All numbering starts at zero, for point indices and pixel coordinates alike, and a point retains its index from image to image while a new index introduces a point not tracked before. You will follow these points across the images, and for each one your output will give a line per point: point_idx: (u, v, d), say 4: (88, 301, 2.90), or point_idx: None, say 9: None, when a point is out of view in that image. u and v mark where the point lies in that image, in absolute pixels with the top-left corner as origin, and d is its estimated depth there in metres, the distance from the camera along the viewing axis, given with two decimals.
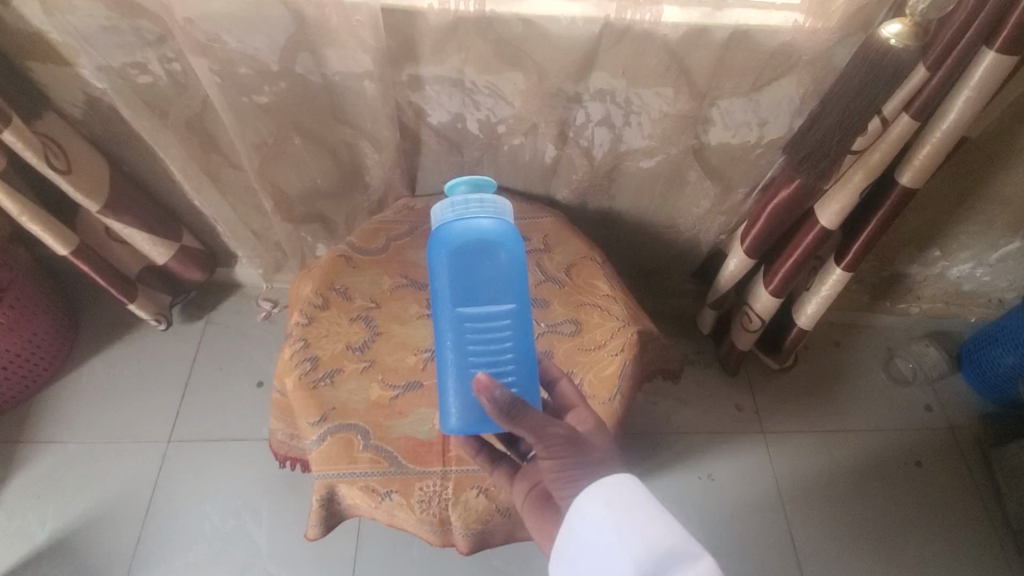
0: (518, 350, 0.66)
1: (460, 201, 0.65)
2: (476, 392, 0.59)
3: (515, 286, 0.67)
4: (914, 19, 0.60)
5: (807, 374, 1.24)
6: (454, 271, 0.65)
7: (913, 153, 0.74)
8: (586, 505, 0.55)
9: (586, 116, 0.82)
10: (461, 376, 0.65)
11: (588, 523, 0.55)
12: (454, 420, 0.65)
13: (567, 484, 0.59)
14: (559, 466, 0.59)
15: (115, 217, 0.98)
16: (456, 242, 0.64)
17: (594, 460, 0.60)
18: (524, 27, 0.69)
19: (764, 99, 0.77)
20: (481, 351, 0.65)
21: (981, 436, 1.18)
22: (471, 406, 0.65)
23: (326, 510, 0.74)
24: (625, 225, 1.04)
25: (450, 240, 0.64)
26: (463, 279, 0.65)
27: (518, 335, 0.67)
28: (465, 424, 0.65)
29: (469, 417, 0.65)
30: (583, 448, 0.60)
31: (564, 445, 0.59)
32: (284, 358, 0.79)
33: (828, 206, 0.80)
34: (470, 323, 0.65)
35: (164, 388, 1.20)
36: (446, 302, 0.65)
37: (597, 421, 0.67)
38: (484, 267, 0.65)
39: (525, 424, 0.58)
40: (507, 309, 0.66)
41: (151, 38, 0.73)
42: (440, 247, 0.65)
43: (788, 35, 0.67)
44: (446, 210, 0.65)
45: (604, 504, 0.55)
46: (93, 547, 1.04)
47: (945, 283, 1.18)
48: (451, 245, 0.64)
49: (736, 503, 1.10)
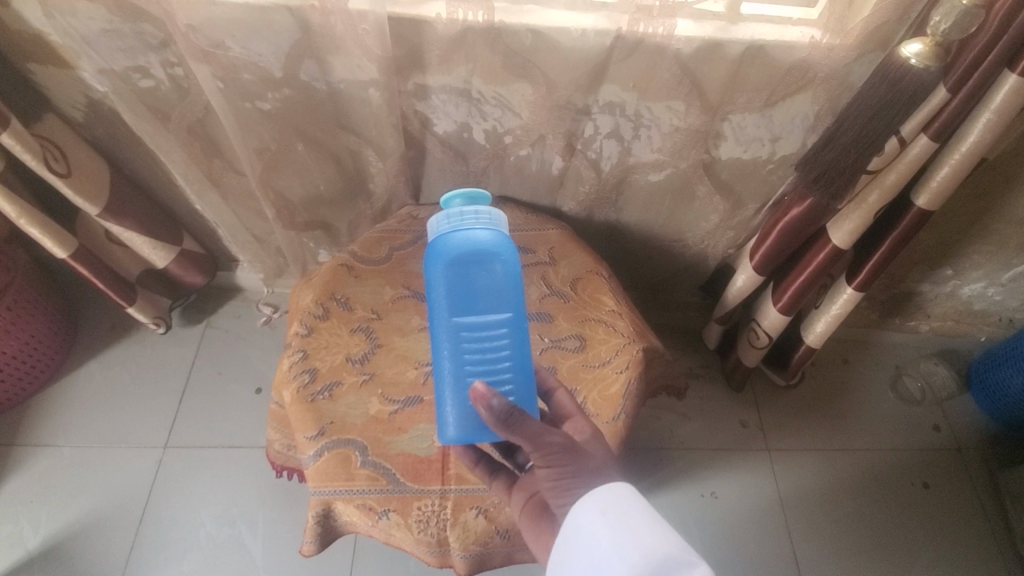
0: (516, 359, 0.64)
1: (455, 212, 0.64)
2: (473, 400, 0.56)
3: (511, 296, 0.65)
4: (936, 39, 0.57)
5: (813, 391, 1.22)
6: (450, 282, 0.63)
7: (930, 175, 0.73)
8: (582, 512, 0.54)
9: (594, 128, 0.80)
10: (458, 386, 0.63)
11: (585, 532, 0.54)
12: (449, 432, 0.63)
13: (564, 492, 0.57)
14: (556, 474, 0.57)
15: (115, 220, 0.97)
16: (452, 252, 0.63)
17: (592, 467, 0.58)
18: (534, 38, 0.67)
19: (777, 115, 0.75)
20: (478, 361, 0.63)
21: (989, 459, 1.16)
22: (468, 417, 0.62)
23: (322, 527, 0.72)
24: (632, 237, 1.02)
25: (447, 252, 0.63)
26: (460, 290, 0.63)
27: (515, 345, 0.65)
28: (463, 434, 0.63)
29: (467, 427, 0.62)
30: (581, 454, 0.58)
31: (561, 452, 0.57)
32: (282, 369, 0.77)
33: (841, 226, 0.79)
34: (468, 333, 0.64)
35: (161, 392, 1.18)
36: (442, 313, 0.63)
37: (595, 431, 0.65)
38: (482, 278, 0.64)
39: (522, 431, 0.55)
40: (504, 318, 0.65)
41: (153, 42, 0.72)
42: (437, 259, 0.64)
43: (805, 51, 0.65)
44: (441, 222, 0.64)
45: (600, 513, 0.53)
46: (85, 554, 1.03)
47: (956, 302, 1.15)
48: (448, 256, 0.63)
49: (738, 522, 1.08)
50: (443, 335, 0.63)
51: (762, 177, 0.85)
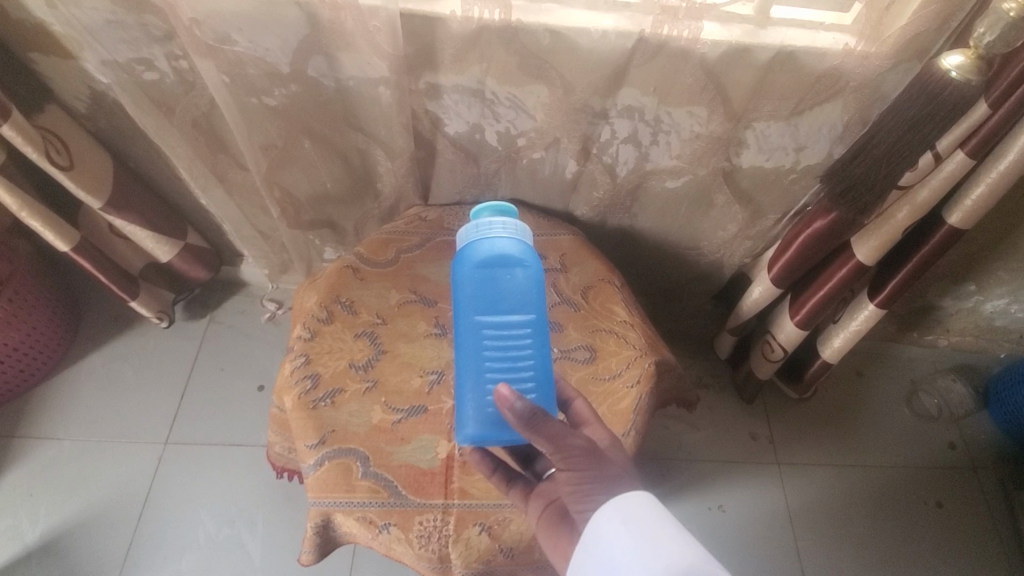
0: (539, 364, 0.61)
1: (484, 221, 0.63)
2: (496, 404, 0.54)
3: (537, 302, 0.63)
4: (977, 52, 0.55)
5: (826, 404, 1.19)
6: (475, 286, 0.61)
7: (964, 192, 0.69)
8: (601, 525, 0.52)
9: (611, 132, 0.77)
10: (478, 390, 0.60)
11: (604, 542, 0.51)
12: (468, 435, 0.59)
13: (585, 497, 0.55)
14: (577, 479, 0.55)
15: (118, 214, 0.95)
16: (480, 257, 0.61)
17: (613, 474, 0.55)
18: (551, 39, 0.64)
19: (804, 124, 0.72)
20: (501, 365, 0.60)
21: (1006, 480, 1.13)
22: (488, 421, 0.59)
23: (321, 537, 0.70)
24: (645, 244, 1.00)
25: (474, 257, 0.61)
26: (486, 294, 0.61)
27: (539, 350, 0.62)
28: (482, 436, 0.59)
29: (485, 427, 0.59)
30: (603, 459, 0.55)
31: (583, 457, 0.54)
32: (284, 374, 0.76)
33: (866, 241, 0.76)
34: (492, 339, 0.61)
35: (163, 388, 1.17)
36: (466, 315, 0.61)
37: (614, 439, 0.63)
38: (509, 284, 0.62)
39: (545, 432, 0.53)
40: (528, 322, 0.62)
41: (157, 35, 0.70)
42: (464, 264, 0.62)
43: (837, 59, 0.62)
44: (470, 230, 0.63)
45: (619, 522, 0.51)
46: (84, 550, 1.02)
47: (977, 317, 1.12)
48: (475, 261, 0.61)
49: (746, 537, 1.06)
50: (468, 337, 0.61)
51: (784, 186, 0.82)
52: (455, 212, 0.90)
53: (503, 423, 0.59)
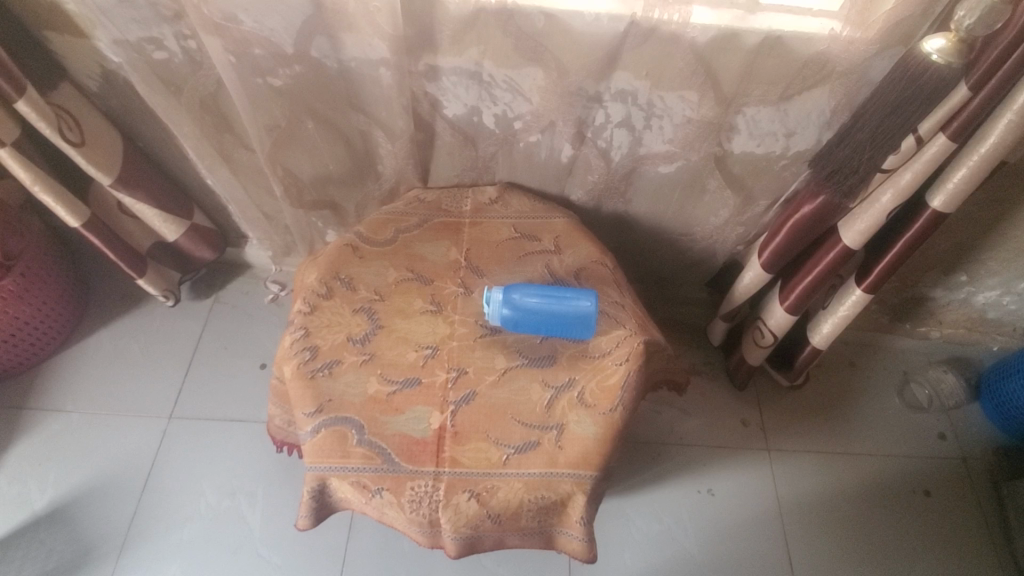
0: (574, 319, 0.76)
1: (498, 300, 0.76)
2: (586, 324, 0.76)
3: (559, 318, 0.77)
4: (959, 35, 0.57)
5: (818, 393, 1.21)
6: (530, 305, 0.76)
7: (947, 176, 0.71)
8: None
9: (606, 116, 0.79)
10: (547, 328, 0.77)
11: None
12: (487, 309, 0.76)
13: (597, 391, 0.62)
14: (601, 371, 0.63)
15: (127, 191, 0.98)
16: (518, 300, 0.77)
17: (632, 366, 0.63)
18: (546, 21, 0.66)
19: (793, 110, 0.73)
20: (548, 333, 0.78)
21: (994, 469, 1.14)
22: (519, 326, 0.77)
23: (316, 501, 0.74)
24: (639, 229, 1.02)
25: (514, 300, 0.77)
26: (541, 311, 0.76)
27: (569, 321, 0.76)
28: (544, 331, 0.77)
29: (548, 329, 0.77)
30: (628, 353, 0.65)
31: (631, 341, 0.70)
32: (284, 346, 0.78)
33: (852, 226, 0.78)
34: (541, 321, 0.77)
35: (169, 364, 1.20)
36: (572, 308, 0.76)
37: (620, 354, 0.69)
38: (553, 302, 0.77)
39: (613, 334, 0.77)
40: (552, 325, 0.77)
41: (167, 14, 0.72)
42: (509, 302, 0.76)
43: (823, 44, 0.64)
44: (499, 304, 0.76)
45: None
46: (89, 517, 1.05)
47: (969, 309, 1.14)
48: (516, 302, 0.76)
49: (735, 520, 1.08)
50: (559, 312, 0.76)
51: (775, 173, 0.84)
52: (454, 195, 0.92)
53: (559, 330, 0.77)
